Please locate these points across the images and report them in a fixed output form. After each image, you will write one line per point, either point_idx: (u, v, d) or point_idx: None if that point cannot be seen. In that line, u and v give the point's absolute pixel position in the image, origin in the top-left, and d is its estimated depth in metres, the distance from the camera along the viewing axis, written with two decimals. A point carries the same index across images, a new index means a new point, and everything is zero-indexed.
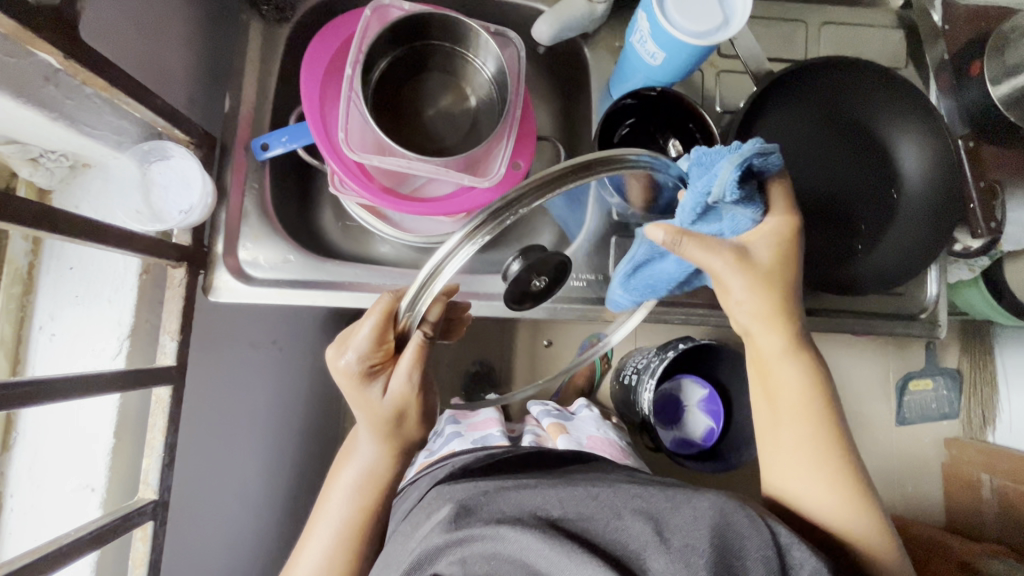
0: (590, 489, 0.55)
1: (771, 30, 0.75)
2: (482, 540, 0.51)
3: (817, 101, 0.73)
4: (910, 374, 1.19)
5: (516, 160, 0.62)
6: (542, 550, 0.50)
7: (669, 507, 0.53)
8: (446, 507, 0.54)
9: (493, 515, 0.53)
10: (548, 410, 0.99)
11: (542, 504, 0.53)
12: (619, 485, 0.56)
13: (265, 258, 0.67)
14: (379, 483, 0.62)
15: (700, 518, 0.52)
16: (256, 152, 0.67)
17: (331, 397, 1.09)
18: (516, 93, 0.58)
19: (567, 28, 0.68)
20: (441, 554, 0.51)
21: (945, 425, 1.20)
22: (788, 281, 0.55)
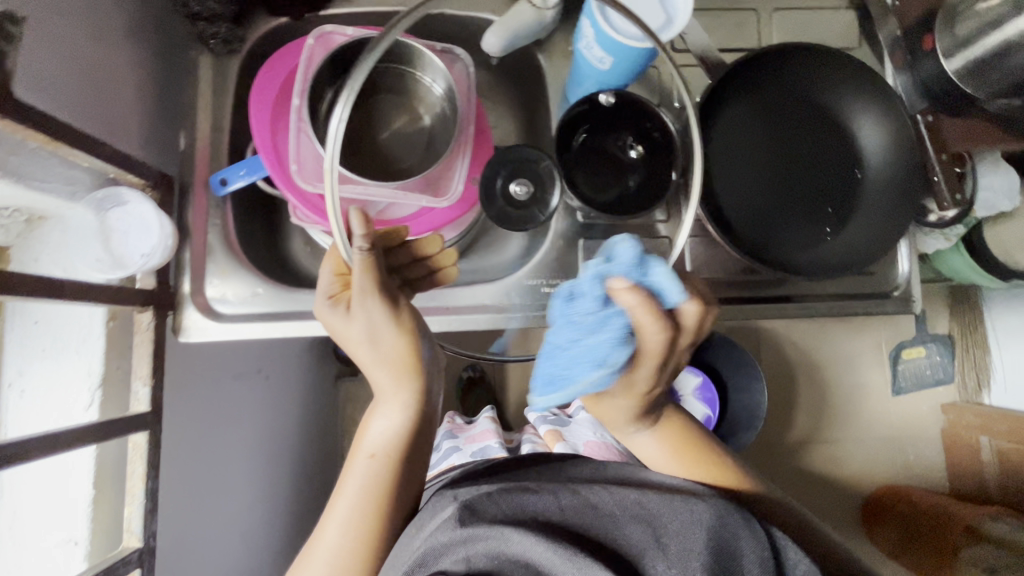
0: (592, 496, 0.53)
1: (721, 22, 0.75)
2: (487, 540, 0.49)
3: (774, 87, 0.72)
4: (902, 343, 1.18)
5: (474, 175, 0.62)
6: (544, 550, 0.47)
7: (667, 509, 0.52)
8: (452, 507, 0.53)
9: (495, 516, 0.51)
10: (545, 417, 0.98)
11: (542, 509, 0.52)
12: (618, 490, 0.54)
13: (233, 293, 0.66)
14: (411, 435, 0.56)
15: (695, 518, 0.51)
16: (215, 187, 0.66)
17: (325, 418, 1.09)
18: (467, 111, 0.58)
19: (516, 37, 0.67)
20: (446, 553, 0.49)
21: (942, 391, 1.20)
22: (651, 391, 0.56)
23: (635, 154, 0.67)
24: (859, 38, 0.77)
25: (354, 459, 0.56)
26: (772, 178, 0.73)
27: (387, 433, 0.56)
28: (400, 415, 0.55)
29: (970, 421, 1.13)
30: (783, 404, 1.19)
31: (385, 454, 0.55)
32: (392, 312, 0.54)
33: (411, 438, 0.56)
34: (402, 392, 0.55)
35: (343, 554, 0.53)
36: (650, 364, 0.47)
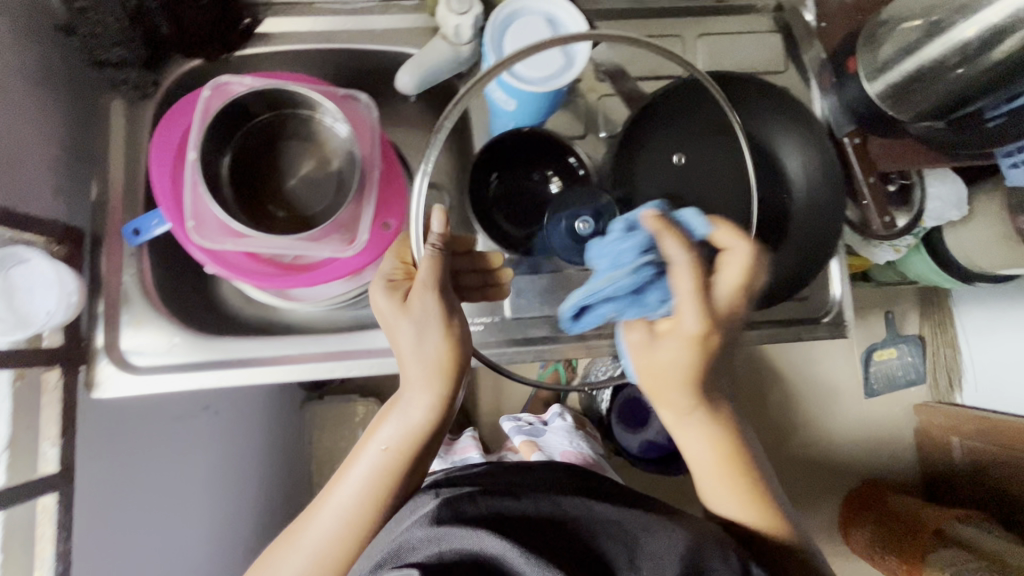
0: (573, 510, 0.53)
1: (646, 48, 0.75)
2: (462, 541, 0.49)
3: (697, 115, 0.72)
4: (874, 345, 1.18)
5: (386, 219, 0.61)
6: (518, 558, 0.47)
7: (637, 530, 0.52)
8: (433, 502, 0.53)
9: (476, 518, 0.51)
10: (519, 427, 0.96)
11: (524, 518, 0.52)
12: (598, 505, 0.54)
13: (151, 344, 0.65)
14: (422, 438, 0.51)
15: (670, 540, 0.50)
16: (128, 237, 0.65)
17: (285, 447, 1.08)
18: (372, 156, 0.58)
19: (430, 76, 0.66)
20: (422, 546, 0.50)
21: (913, 392, 1.20)
22: (713, 368, 0.48)
23: (556, 187, 0.69)
24: (785, 61, 0.77)
25: (362, 450, 0.52)
26: (703, 210, 0.71)
27: (403, 437, 0.51)
28: (426, 409, 0.50)
29: (943, 420, 1.12)
30: (750, 415, 1.18)
31: (395, 454, 0.51)
32: (445, 320, 0.49)
33: (426, 440, 0.52)
34: (431, 397, 0.49)
35: (326, 550, 0.51)
36: (689, 297, 0.44)
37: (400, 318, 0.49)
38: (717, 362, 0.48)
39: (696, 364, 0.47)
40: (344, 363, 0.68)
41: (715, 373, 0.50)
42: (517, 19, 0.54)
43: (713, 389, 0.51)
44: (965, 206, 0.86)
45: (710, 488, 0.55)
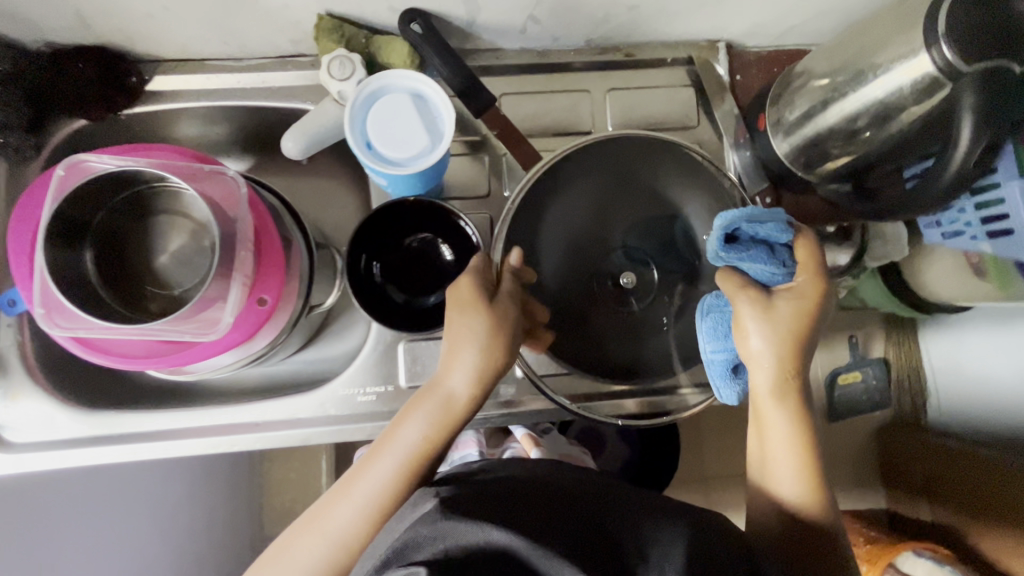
0: (575, 502, 0.43)
1: (552, 104, 0.73)
2: (470, 531, 0.39)
3: (594, 173, 0.66)
4: (838, 368, 1.02)
5: (261, 293, 0.59)
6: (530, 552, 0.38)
7: (649, 522, 0.42)
8: (433, 501, 0.43)
9: (484, 508, 0.41)
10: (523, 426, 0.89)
11: (529, 504, 0.42)
12: (605, 497, 0.44)
13: (27, 420, 0.64)
14: (461, 411, 0.55)
15: (674, 535, 0.41)
16: (3, 308, 0.63)
17: None
18: (241, 235, 0.56)
19: (316, 139, 0.64)
20: (425, 543, 0.39)
21: (878, 416, 1.07)
22: (807, 330, 0.53)
23: (449, 253, 0.65)
24: (698, 114, 0.74)
25: (401, 426, 0.54)
26: (601, 275, 0.69)
27: (441, 411, 0.54)
28: (469, 378, 0.55)
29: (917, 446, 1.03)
30: None
31: (434, 424, 0.54)
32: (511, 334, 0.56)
33: (465, 412, 0.55)
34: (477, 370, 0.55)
35: (363, 522, 0.51)
36: (813, 269, 0.53)
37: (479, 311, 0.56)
38: (815, 330, 0.54)
39: (802, 326, 0.53)
40: (227, 439, 0.65)
41: (816, 339, 0.55)
42: (380, 98, 0.52)
43: (801, 362, 0.54)
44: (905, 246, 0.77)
45: (776, 459, 0.54)
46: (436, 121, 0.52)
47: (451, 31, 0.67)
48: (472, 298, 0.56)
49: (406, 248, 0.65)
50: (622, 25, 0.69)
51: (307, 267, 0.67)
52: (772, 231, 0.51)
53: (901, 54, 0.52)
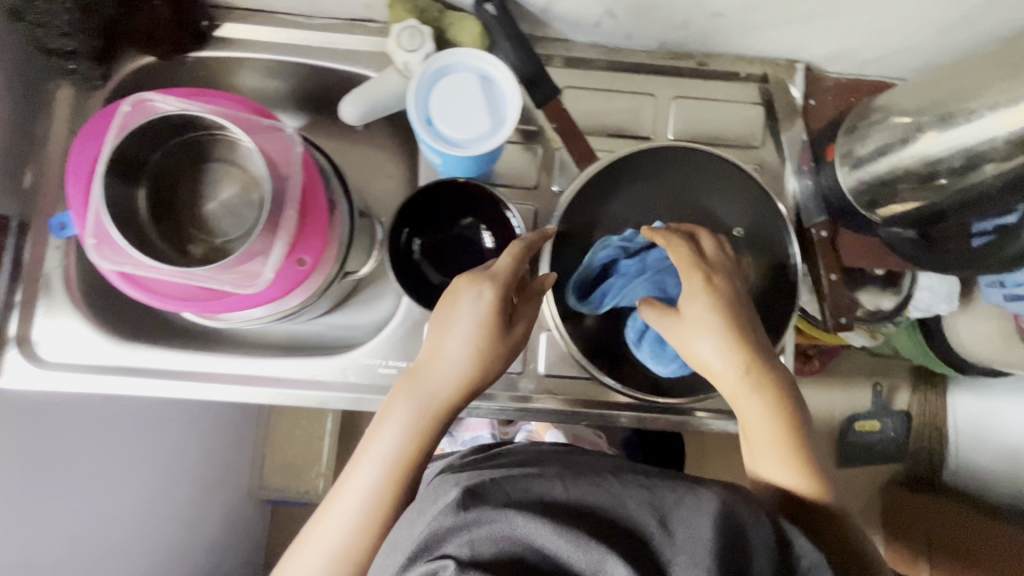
0: (597, 479, 0.43)
1: (616, 103, 0.71)
2: (492, 523, 0.39)
3: (649, 185, 0.65)
4: (856, 414, 1.07)
5: (301, 254, 0.59)
6: (553, 536, 0.38)
7: (672, 498, 0.41)
8: (455, 490, 0.43)
9: (504, 498, 0.41)
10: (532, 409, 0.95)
11: (547, 489, 0.42)
12: (623, 475, 0.44)
13: (63, 340, 0.65)
14: (439, 416, 0.54)
15: (700, 508, 0.40)
16: (56, 231, 0.64)
17: None
18: (289, 192, 0.56)
19: (376, 106, 0.64)
20: (450, 536, 0.39)
21: (888, 468, 1.11)
22: (735, 317, 0.54)
23: (490, 240, 0.64)
24: (764, 135, 0.71)
25: (379, 431, 0.53)
26: None
27: (414, 416, 0.53)
28: (453, 369, 0.54)
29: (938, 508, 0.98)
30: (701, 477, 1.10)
31: (412, 426, 0.53)
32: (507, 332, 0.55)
33: (443, 417, 0.54)
34: (459, 362, 0.54)
35: (349, 538, 0.50)
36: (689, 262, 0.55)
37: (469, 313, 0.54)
38: (743, 315, 0.55)
39: (724, 307, 0.54)
40: (247, 389, 0.66)
41: (751, 320, 0.55)
42: (447, 73, 0.51)
43: (758, 346, 0.54)
44: (955, 300, 0.79)
45: (758, 451, 0.53)
46: (501, 104, 0.51)
47: (524, 16, 0.66)
48: (463, 295, 0.54)
49: (441, 227, 0.65)
50: (700, 31, 0.67)
51: (347, 236, 0.66)
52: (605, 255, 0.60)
53: (1001, 101, 0.50)
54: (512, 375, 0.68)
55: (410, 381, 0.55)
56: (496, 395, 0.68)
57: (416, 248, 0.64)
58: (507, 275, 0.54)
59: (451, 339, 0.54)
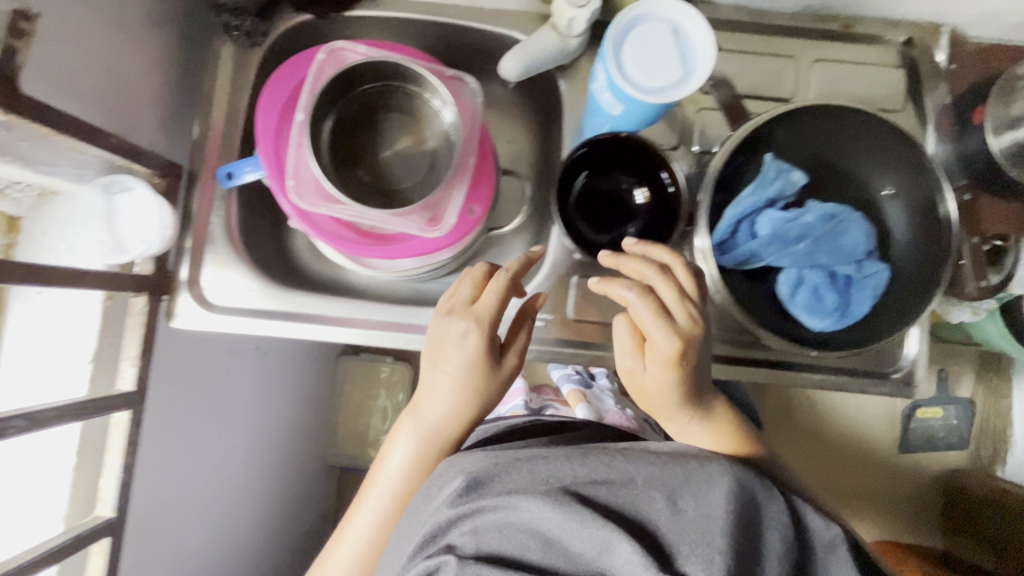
0: (602, 455, 0.47)
1: (758, 66, 0.71)
2: (494, 510, 0.46)
3: (804, 146, 0.67)
4: (919, 403, 1.14)
5: (471, 204, 0.61)
6: (555, 517, 0.44)
7: (685, 475, 0.45)
8: (460, 478, 0.49)
9: (506, 486, 0.47)
10: (570, 376, 1.02)
11: (556, 473, 0.47)
12: (631, 450, 0.48)
13: (228, 285, 0.68)
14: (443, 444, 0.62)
15: (714, 484, 0.44)
16: (221, 180, 0.67)
17: (305, 395, 1.15)
18: (469, 142, 0.58)
19: (535, 62, 0.65)
20: (452, 526, 0.47)
21: (952, 455, 1.15)
22: (692, 363, 0.55)
23: (642, 197, 0.66)
24: (904, 100, 0.71)
25: (387, 455, 0.62)
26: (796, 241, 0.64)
27: (416, 448, 0.61)
28: (446, 408, 0.60)
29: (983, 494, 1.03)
30: None
31: (414, 459, 0.61)
32: (495, 371, 0.61)
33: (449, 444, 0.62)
34: (449, 404, 0.60)
35: (373, 539, 0.61)
36: (655, 323, 0.54)
37: (455, 358, 0.59)
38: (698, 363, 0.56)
39: (681, 371, 0.55)
40: (400, 336, 0.69)
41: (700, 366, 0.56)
42: (638, 23, 0.53)
43: (704, 378, 0.58)
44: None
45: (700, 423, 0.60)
46: (690, 54, 0.53)
47: None
48: (448, 333, 0.59)
49: (593, 179, 0.66)
50: None
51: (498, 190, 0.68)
52: (755, 195, 0.62)
53: None
54: None
55: (410, 416, 0.62)
56: None
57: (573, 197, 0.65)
58: (489, 315, 0.59)
59: (443, 380, 0.60)
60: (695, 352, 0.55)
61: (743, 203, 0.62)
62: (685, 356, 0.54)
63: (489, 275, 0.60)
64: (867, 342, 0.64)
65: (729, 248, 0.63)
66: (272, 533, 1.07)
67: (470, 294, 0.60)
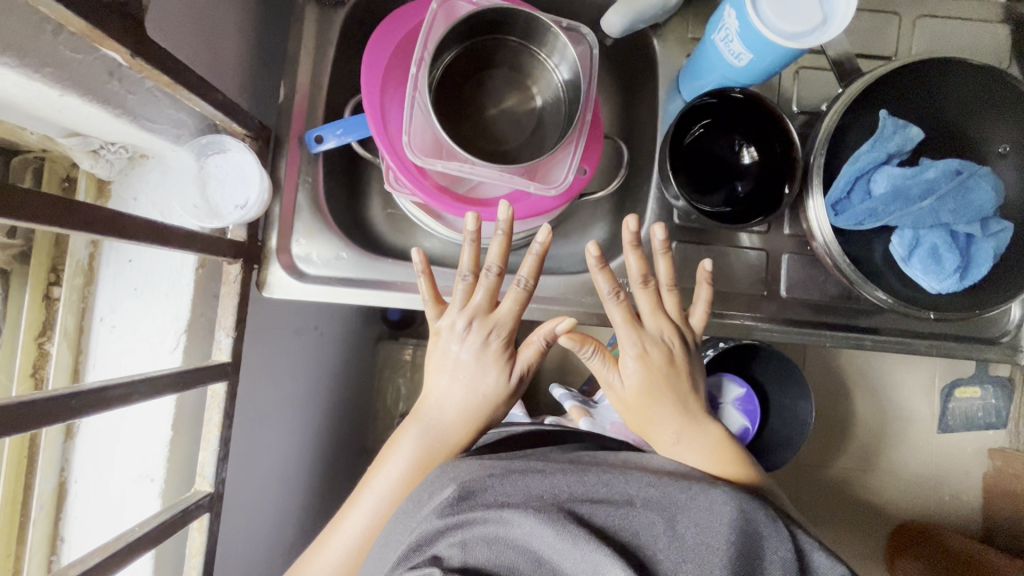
0: (600, 475, 0.50)
1: (858, 22, 0.69)
2: (484, 523, 0.46)
3: (912, 101, 0.63)
4: (957, 381, 1.08)
5: (582, 164, 0.59)
6: (547, 535, 0.44)
7: (682, 498, 0.48)
8: (450, 488, 0.49)
9: (497, 499, 0.48)
10: (571, 394, 0.94)
11: (550, 489, 0.48)
12: (630, 472, 0.50)
13: (318, 254, 0.65)
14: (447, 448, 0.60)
15: (716, 512, 0.46)
16: (310, 144, 0.64)
17: (352, 376, 1.12)
18: (588, 95, 0.55)
19: (639, 19, 0.63)
20: (441, 537, 0.45)
21: (991, 436, 1.07)
22: (664, 354, 0.59)
23: (749, 158, 0.65)
24: (1008, 58, 0.69)
25: (388, 461, 0.59)
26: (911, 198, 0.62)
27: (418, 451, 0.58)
28: (456, 409, 0.59)
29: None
30: (837, 424, 1.10)
31: (416, 464, 0.58)
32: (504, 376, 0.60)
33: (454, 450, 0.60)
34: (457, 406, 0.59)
35: (356, 550, 0.56)
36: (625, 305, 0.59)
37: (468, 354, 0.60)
38: (674, 356, 0.60)
39: (654, 359, 0.59)
40: None
41: (675, 358, 0.60)
42: None
43: (679, 375, 0.60)
44: None
45: (683, 440, 0.58)
46: None
47: None
48: (450, 326, 0.60)
49: (695, 140, 0.65)
50: None
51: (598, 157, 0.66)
52: (874, 152, 0.59)
53: None
54: (756, 296, 0.69)
55: (414, 419, 0.60)
56: (736, 316, 0.68)
57: (676, 159, 0.65)
58: (508, 322, 0.60)
59: (450, 381, 0.60)
60: (668, 342, 0.60)
61: (860, 160, 0.60)
62: (653, 336, 0.60)
63: (500, 279, 0.59)
64: (980, 304, 0.61)
65: (844, 208, 0.61)
66: (319, 515, 1.06)
67: (462, 283, 0.60)
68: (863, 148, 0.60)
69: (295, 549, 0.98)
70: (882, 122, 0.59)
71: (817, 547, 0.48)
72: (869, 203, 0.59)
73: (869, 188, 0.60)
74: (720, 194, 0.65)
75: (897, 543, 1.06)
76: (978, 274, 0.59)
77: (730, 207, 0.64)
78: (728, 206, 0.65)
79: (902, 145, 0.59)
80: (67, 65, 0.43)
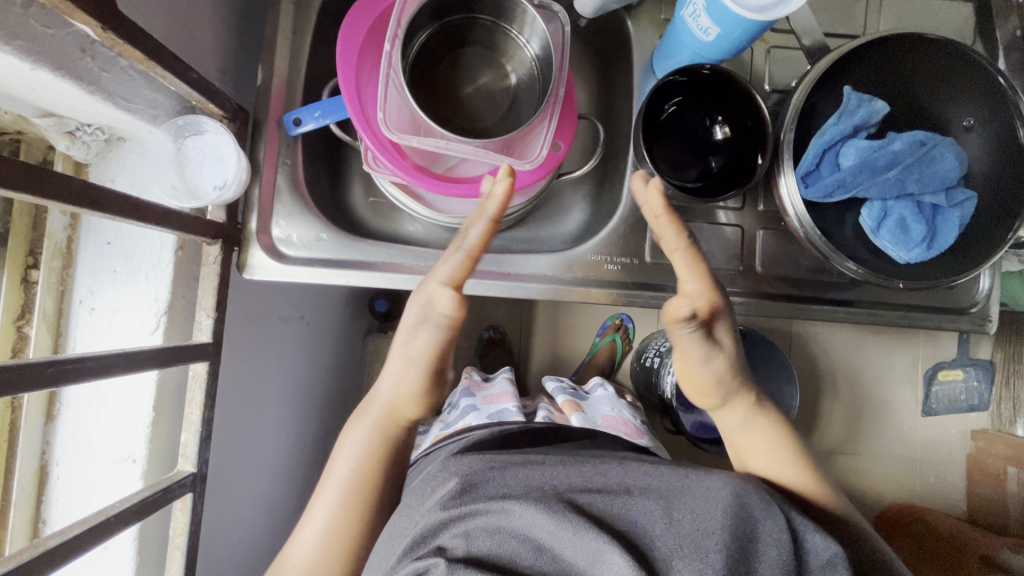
0: (597, 466, 0.50)
1: (827, 2, 0.70)
2: (487, 515, 0.46)
3: (877, 76, 0.64)
4: (940, 364, 1.09)
5: (556, 141, 0.60)
6: (548, 525, 0.44)
7: (681, 485, 0.47)
8: (452, 481, 0.50)
9: (498, 491, 0.48)
10: (563, 387, 0.94)
11: (550, 480, 0.49)
12: (629, 463, 0.51)
13: (299, 236, 0.66)
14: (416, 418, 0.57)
15: (712, 498, 0.45)
16: (289, 127, 0.65)
17: (340, 367, 1.12)
18: (560, 69, 0.56)
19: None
20: (444, 529, 0.46)
21: (972, 418, 1.10)
22: None
23: (721, 134, 0.67)
24: (973, 37, 0.71)
25: (340, 450, 0.54)
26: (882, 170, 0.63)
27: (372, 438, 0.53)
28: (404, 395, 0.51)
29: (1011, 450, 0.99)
30: (821, 405, 1.12)
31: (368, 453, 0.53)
32: None
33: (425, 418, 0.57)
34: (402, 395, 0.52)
35: (322, 550, 0.52)
36: None
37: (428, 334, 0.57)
38: None
39: None
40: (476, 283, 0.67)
41: None
42: None
43: None
44: None
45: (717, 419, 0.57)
46: None
47: None
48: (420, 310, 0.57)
49: (667, 121, 0.67)
50: None
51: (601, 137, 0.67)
52: (841, 125, 0.61)
53: None
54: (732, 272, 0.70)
55: (356, 418, 0.55)
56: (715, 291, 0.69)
57: (650, 139, 0.66)
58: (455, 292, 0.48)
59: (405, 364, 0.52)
60: None
61: (828, 135, 0.61)
62: None
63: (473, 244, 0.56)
64: (949, 274, 0.62)
65: (813, 181, 0.63)
66: None
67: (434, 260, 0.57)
68: (828, 122, 0.61)
69: (286, 540, 0.98)
70: (847, 94, 0.60)
71: (813, 529, 0.46)
72: (836, 178, 0.61)
73: (837, 162, 0.62)
74: (694, 171, 0.67)
75: (889, 526, 1.07)
76: (948, 238, 0.60)
77: (703, 181, 0.66)
78: (703, 180, 0.66)
79: (868, 114, 0.60)
80: (36, 38, 0.43)
